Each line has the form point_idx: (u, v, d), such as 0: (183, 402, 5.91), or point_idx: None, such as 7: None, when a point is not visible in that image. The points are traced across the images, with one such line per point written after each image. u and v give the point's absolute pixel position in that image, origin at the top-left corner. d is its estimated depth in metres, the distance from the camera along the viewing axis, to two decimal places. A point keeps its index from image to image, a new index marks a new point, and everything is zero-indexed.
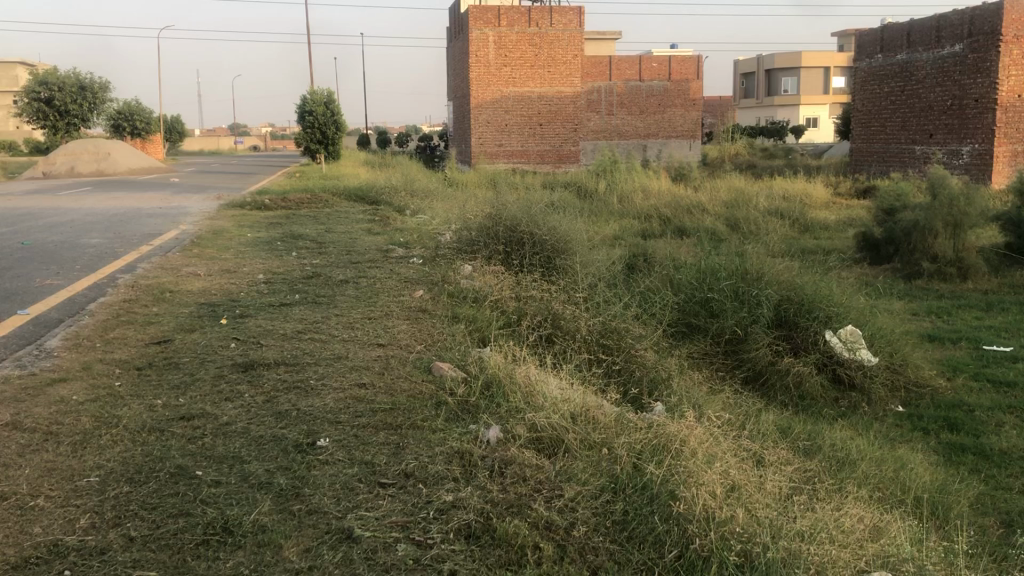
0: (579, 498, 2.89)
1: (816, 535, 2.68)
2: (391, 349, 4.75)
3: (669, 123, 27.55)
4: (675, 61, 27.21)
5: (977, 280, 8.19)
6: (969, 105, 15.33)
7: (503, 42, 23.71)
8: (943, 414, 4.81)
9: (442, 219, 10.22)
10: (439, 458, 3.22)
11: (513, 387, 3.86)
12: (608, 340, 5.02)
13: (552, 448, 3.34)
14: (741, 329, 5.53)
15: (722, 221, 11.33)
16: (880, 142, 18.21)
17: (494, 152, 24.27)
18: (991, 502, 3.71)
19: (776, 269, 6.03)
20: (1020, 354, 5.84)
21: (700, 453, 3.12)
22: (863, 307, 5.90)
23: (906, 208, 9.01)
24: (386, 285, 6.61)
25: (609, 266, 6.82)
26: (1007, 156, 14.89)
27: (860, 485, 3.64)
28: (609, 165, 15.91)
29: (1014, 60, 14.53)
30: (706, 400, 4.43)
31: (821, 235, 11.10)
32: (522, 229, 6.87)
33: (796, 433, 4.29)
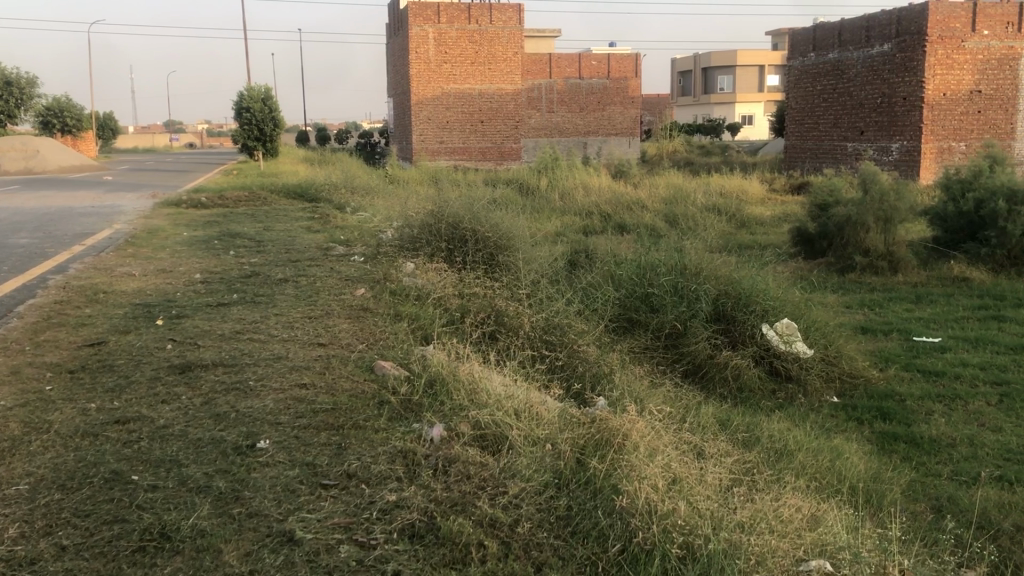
0: (523, 495, 2.90)
1: (756, 525, 2.73)
2: (332, 348, 4.70)
3: (609, 121, 27.81)
4: (614, 59, 27.51)
5: (907, 272, 8.42)
6: (897, 104, 15.77)
7: (443, 38, 23.61)
8: (876, 405, 4.93)
9: (384, 216, 10.17)
10: (382, 458, 3.21)
11: (456, 385, 3.85)
12: (551, 336, 5.04)
13: (495, 445, 3.34)
14: (681, 323, 5.60)
15: (661, 217, 11.47)
16: (813, 139, 18.60)
17: (435, 148, 24.18)
18: (922, 488, 3.83)
19: (714, 264, 6.11)
20: (948, 345, 6.03)
21: (643, 446, 3.15)
22: (798, 300, 6.02)
23: (838, 203, 9.21)
24: (326, 284, 6.54)
25: (551, 262, 6.83)
26: (934, 153, 15.38)
27: (798, 476, 3.72)
28: (551, 163, 15.96)
29: (939, 60, 15.05)
30: (647, 394, 4.48)
31: (757, 231, 11.29)
32: (465, 226, 6.86)
33: (735, 425, 4.36)
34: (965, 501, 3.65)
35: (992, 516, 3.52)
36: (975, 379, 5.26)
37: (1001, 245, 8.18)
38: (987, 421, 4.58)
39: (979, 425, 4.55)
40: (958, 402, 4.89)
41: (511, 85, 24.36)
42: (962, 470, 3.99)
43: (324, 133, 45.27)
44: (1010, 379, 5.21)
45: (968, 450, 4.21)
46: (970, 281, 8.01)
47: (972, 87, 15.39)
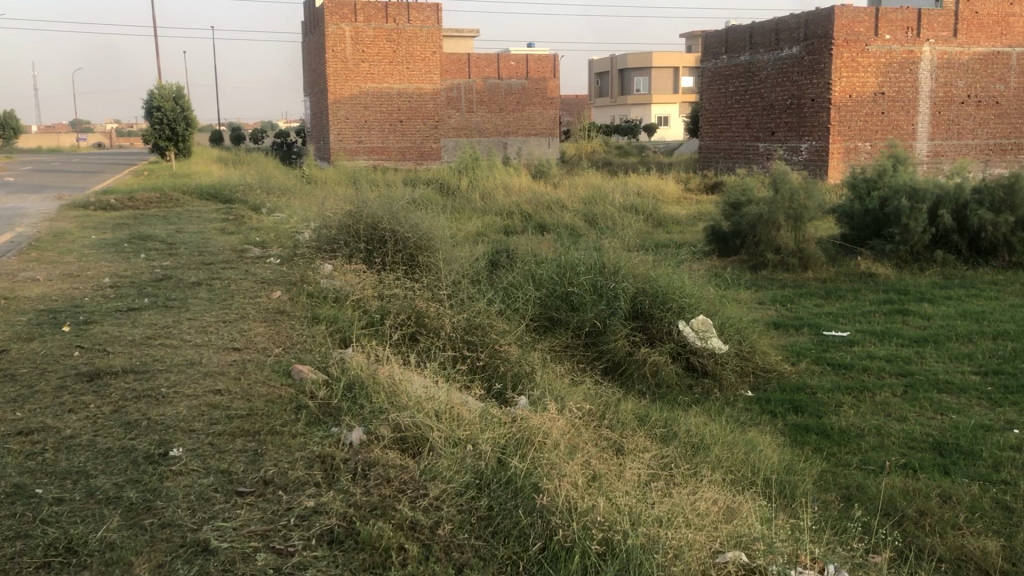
0: (443, 496, 2.88)
1: (674, 519, 2.76)
2: (248, 352, 4.61)
3: (528, 121, 27.98)
4: (532, 60, 27.60)
5: (817, 268, 8.67)
6: (806, 105, 16.24)
7: (360, 37, 23.36)
8: (789, 397, 5.08)
9: (300, 217, 10.00)
10: (300, 463, 3.16)
11: (376, 387, 3.81)
12: (472, 336, 5.02)
13: (416, 447, 3.32)
14: (600, 321, 5.66)
15: (580, 217, 11.57)
16: (726, 140, 19.01)
17: (353, 148, 23.87)
18: (833, 478, 3.95)
19: (632, 262, 6.18)
20: (856, 338, 6.24)
21: (563, 444, 3.17)
22: (713, 297, 6.16)
23: (751, 201, 9.44)
24: (240, 287, 6.41)
25: (471, 262, 6.81)
26: (841, 153, 15.89)
27: (714, 469, 3.79)
28: (470, 163, 15.94)
29: (845, 62, 15.57)
30: (568, 391, 4.51)
31: (674, 230, 11.49)
32: (383, 226, 6.81)
33: (653, 420, 4.43)
34: (872, 489, 3.78)
35: (898, 502, 3.66)
36: (882, 370, 5.47)
37: (905, 241, 8.51)
38: (893, 412, 4.76)
39: (886, 415, 4.72)
40: (866, 393, 5.06)
41: (430, 85, 24.29)
42: (870, 460, 4.14)
43: (240, 131, 44.30)
44: (913, 370, 5.43)
45: (875, 440, 4.37)
46: (876, 276, 8.31)
47: (875, 90, 15.97)
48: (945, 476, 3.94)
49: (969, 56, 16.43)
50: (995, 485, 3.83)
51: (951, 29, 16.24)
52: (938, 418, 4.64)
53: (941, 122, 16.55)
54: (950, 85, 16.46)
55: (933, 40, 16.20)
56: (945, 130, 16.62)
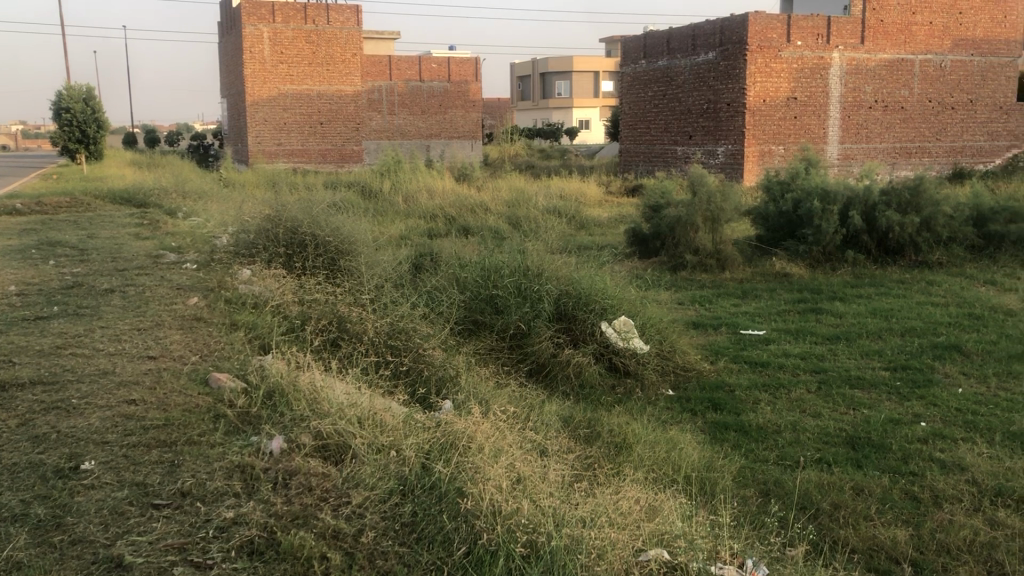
0: (366, 504, 2.85)
1: (596, 519, 2.79)
2: (163, 361, 4.49)
3: (450, 124, 27.97)
4: (454, 63, 27.55)
5: (734, 269, 8.87)
6: (722, 109, 16.60)
7: (278, 38, 22.99)
8: (708, 396, 5.18)
9: (217, 221, 9.78)
10: (218, 474, 3.09)
11: (297, 395, 3.74)
12: (395, 341, 4.97)
13: (338, 455, 3.27)
14: (524, 324, 5.67)
15: (503, 220, 11.60)
16: (645, 143, 19.29)
17: (272, 151, 23.45)
18: (752, 474, 4.04)
19: (555, 265, 6.20)
20: (772, 337, 6.40)
21: (487, 447, 3.16)
22: (634, 298, 6.24)
23: (670, 204, 9.61)
24: (155, 293, 6.25)
25: (394, 265, 6.75)
26: (756, 156, 16.29)
27: (637, 469, 3.85)
28: (393, 165, 15.83)
29: (758, 67, 15.97)
30: (492, 395, 4.51)
31: (596, 233, 11.61)
32: (303, 230, 6.72)
33: (577, 421, 4.46)
34: (789, 484, 3.88)
35: (813, 496, 3.76)
36: (797, 368, 5.63)
37: (818, 242, 8.77)
38: (807, 407, 4.90)
39: (801, 411, 4.86)
40: (782, 391, 5.20)
41: (351, 87, 24.10)
42: (788, 455, 4.25)
43: (153, 134, 43.11)
44: (827, 367, 5.60)
45: (792, 436, 4.49)
46: (791, 276, 8.53)
47: (788, 94, 16.42)
48: (858, 469, 4.07)
49: (875, 63, 17.05)
50: (903, 476, 3.98)
51: (859, 36, 16.82)
52: (850, 413, 4.80)
53: (850, 126, 17.13)
54: (858, 90, 17.05)
55: (843, 47, 16.74)
56: (854, 134, 17.20)
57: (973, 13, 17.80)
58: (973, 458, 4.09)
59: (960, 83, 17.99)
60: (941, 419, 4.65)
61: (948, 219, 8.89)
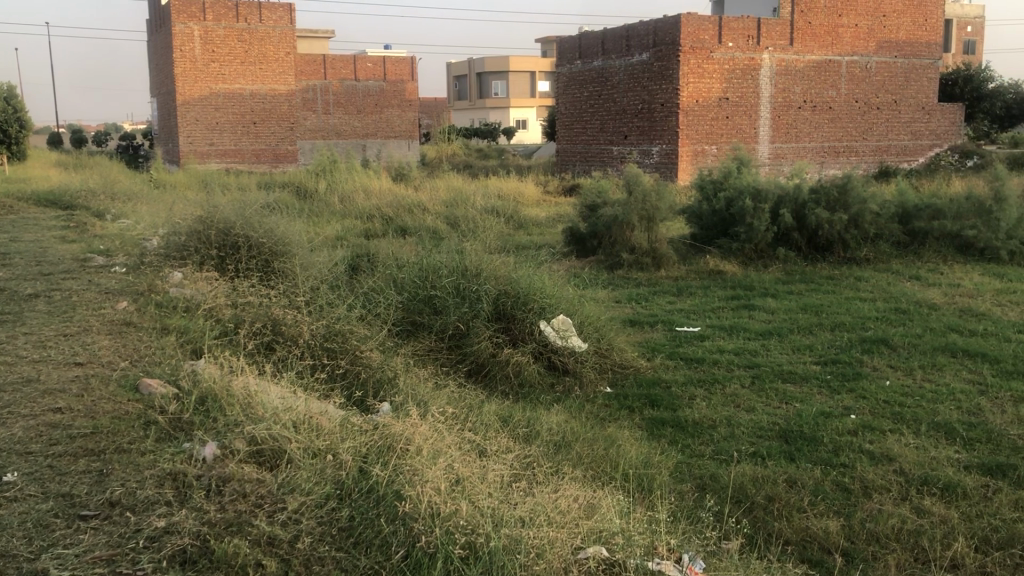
0: (302, 509, 2.80)
1: (535, 518, 2.80)
2: (91, 367, 4.37)
3: (387, 123, 27.80)
4: (389, 62, 27.38)
5: (669, 267, 8.94)
6: (656, 110, 16.79)
7: (209, 37, 22.55)
8: (645, 392, 5.23)
9: (148, 222, 9.57)
10: (148, 482, 3.02)
11: (230, 399, 3.65)
12: (332, 343, 4.92)
13: (273, 460, 3.22)
14: (463, 324, 5.64)
15: (441, 220, 11.57)
16: (582, 143, 19.42)
17: (204, 151, 22.99)
18: (689, 469, 4.09)
19: (493, 264, 6.18)
20: (707, 334, 6.50)
21: (425, 448, 3.12)
22: (572, 297, 6.27)
23: (606, 204, 9.69)
24: (82, 298, 6.09)
25: (331, 266, 6.66)
26: (689, 155, 16.52)
27: (576, 467, 3.86)
28: (328, 165, 15.65)
29: (691, 68, 16.20)
30: (431, 396, 4.49)
31: (534, 232, 11.66)
32: (236, 232, 6.59)
33: (516, 420, 4.45)
34: (724, 478, 3.94)
35: (748, 490, 3.83)
36: (732, 363, 5.72)
37: (749, 240, 8.95)
38: (742, 402, 4.99)
39: (735, 406, 4.94)
40: (717, 386, 5.29)
41: (284, 86, 23.84)
42: (723, 450, 4.31)
43: (80, 133, 42.01)
44: (760, 362, 5.71)
45: (727, 430, 4.56)
46: (725, 272, 8.67)
47: (720, 95, 16.67)
48: (791, 462, 4.15)
49: (804, 64, 17.45)
50: (834, 468, 4.07)
51: (788, 38, 17.18)
52: (782, 407, 4.90)
53: (780, 126, 17.49)
54: (788, 91, 17.42)
55: (772, 48, 17.08)
56: (785, 134, 17.57)
57: (896, 16, 18.35)
58: (900, 449, 4.21)
59: (884, 84, 18.52)
60: (871, 412, 4.78)
61: (874, 216, 9.14)
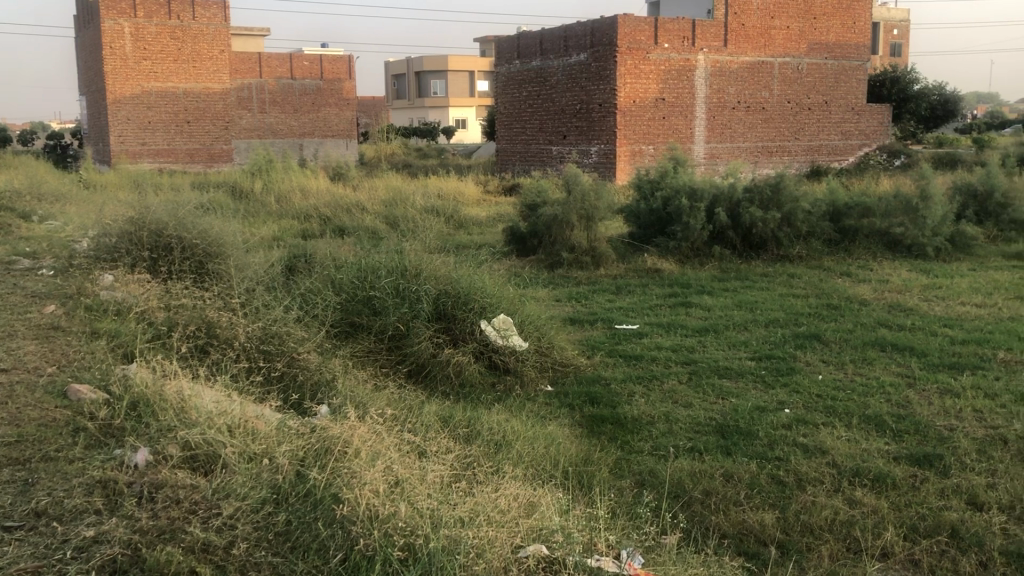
0: (238, 514, 2.74)
1: (475, 519, 2.79)
2: (16, 374, 4.24)
3: (324, 122, 27.50)
4: (326, 60, 27.08)
5: (608, 266, 9.02)
6: (594, 110, 16.90)
7: (141, 34, 22.02)
8: (585, 390, 5.27)
9: (77, 224, 9.30)
10: (76, 491, 2.94)
11: (163, 404, 3.57)
12: (268, 346, 4.84)
13: (207, 466, 3.15)
14: (403, 324, 5.60)
15: (380, 220, 11.49)
16: (521, 143, 19.47)
17: (136, 151, 22.45)
18: (629, 466, 4.14)
19: (433, 263, 6.13)
20: (645, 330, 6.58)
21: (364, 452, 3.08)
22: (512, 295, 6.27)
23: (546, 203, 9.74)
24: (8, 302, 5.90)
25: (267, 268, 6.56)
26: (627, 155, 16.67)
27: (516, 465, 3.86)
28: (264, 165, 15.41)
29: (628, 69, 16.35)
30: (369, 398, 4.47)
31: (474, 232, 11.62)
32: (169, 234, 6.45)
33: (457, 420, 4.44)
34: (663, 473, 3.99)
35: (685, 485, 3.88)
36: (670, 360, 5.80)
37: (686, 238, 9.09)
38: (679, 398, 5.06)
39: (674, 402, 5.00)
40: (655, 382, 5.36)
41: (218, 85, 23.45)
42: (661, 445, 4.37)
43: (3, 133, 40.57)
44: (697, 358, 5.80)
45: (665, 426, 4.62)
46: (663, 270, 8.78)
47: (657, 95, 16.86)
48: (728, 456, 4.22)
49: (738, 65, 17.75)
50: (769, 461, 4.15)
51: (722, 39, 17.45)
52: (719, 402, 4.98)
53: (714, 126, 17.77)
54: (722, 91, 17.70)
55: (707, 49, 17.34)
56: (720, 134, 17.86)
57: (826, 18, 18.80)
58: (832, 441, 4.31)
59: (815, 85, 18.94)
60: (804, 406, 4.88)
61: (806, 214, 9.35)
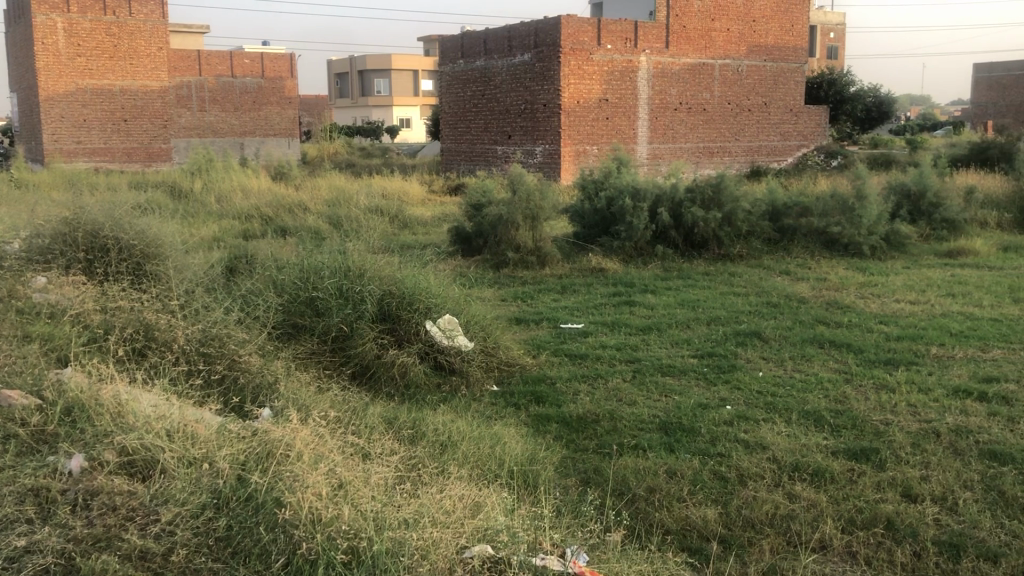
0: (177, 520, 2.70)
1: (419, 520, 2.78)
2: None
3: (265, 121, 27.14)
4: (268, 58, 26.77)
5: (553, 265, 9.05)
6: (539, 110, 16.94)
7: (75, 30, 21.46)
8: (531, 390, 5.28)
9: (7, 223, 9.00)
10: (7, 499, 2.86)
11: (99, 409, 3.48)
12: (209, 348, 4.76)
13: (145, 471, 3.09)
14: (347, 326, 5.56)
15: (323, 220, 11.37)
16: (466, 143, 19.44)
17: (71, 150, 21.86)
18: (574, 464, 4.16)
19: (377, 263, 6.08)
20: (590, 329, 6.62)
21: (306, 455, 3.05)
22: (458, 296, 6.26)
23: (491, 203, 9.74)
24: None
25: (207, 269, 6.44)
26: (571, 155, 16.74)
27: (461, 466, 3.85)
28: (204, 164, 15.13)
29: (572, 70, 16.43)
30: (313, 400, 4.42)
31: (419, 232, 11.57)
32: (105, 234, 6.29)
33: (402, 422, 4.41)
34: (607, 472, 4.02)
35: (629, 482, 3.91)
36: (614, 358, 5.84)
37: (630, 238, 9.18)
38: (624, 396, 5.11)
39: (618, 400, 5.04)
40: (600, 381, 5.40)
41: (156, 83, 22.97)
42: (605, 444, 4.40)
43: None
44: (641, 356, 5.85)
45: (610, 424, 4.65)
46: (607, 269, 8.85)
47: (601, 96, 16.98)
48: (671, 453, 4.27)
49: (679, 66, 17.97)
50: (712, 458, 4.21)
51: (664, 41, 17.65)
52: (662, 399, 5.03)
53: (657, 127, 17.96)
54: (664, 93, 17.90)
55: (650, 51, 17.51)
56: (662, 135, 18.05)
57: (765, 21, 19.14)
58: (773, 437, 4.38)
59: (755, 87, 19.28)
60: (745, 402, 4.96)
61: (747, 214, 9.52)
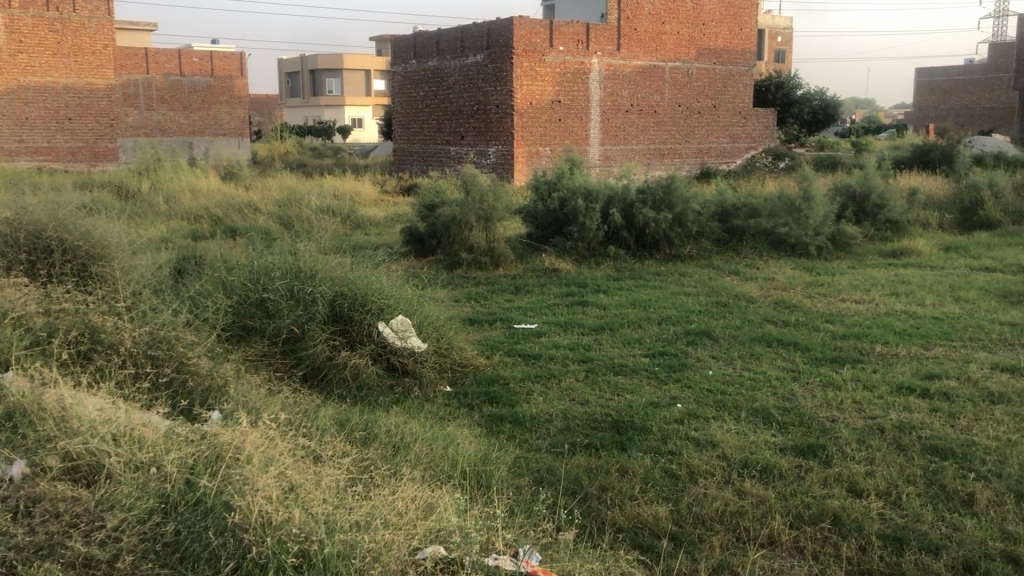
0: (123, 526, 2.65)
1: (371, 522, 2.78)
2: None
3: (215, 120, 26.78)
4: (217, 57, 26.45)
5: (506, 266, 9.05)
6: (491, 111, 16.95)
7: (17, 26, 20.96)
8: (484, 390, 5.29)
9: None
10: None
11: (42, 414, 3.40)
12: (156, 351, 4.69)
13: (91, 476, 3.03)
14: (298, 327, 5.51)
15: (274, 220, 11.26)
16: (419, 143, 19.38)
17: (13, 148, 21.32)
18: (527, 463, 4.18)
19: (330, 263, 6.04)
20: (543, 330, 6.64)
21: (256, 458, 3.01)
22: (411, 296, 6.23)
23: (444, 203, 9.73)
24: None
25: (155, 270, 6.33)
26: (524, 156, 16.77)
27: (414, 467, 3.84)
28: (152, 164, 14.87)
29: (524, 71, 16.46)
30: (263, 403, 4.38)
31: (372, 232, 11.51)
32: (49, 235, 6.15)
33: (354, 424, 4.38)
34: (560, 471, 4.05)
35: (581, 482, 3.94)
36: (567, 358, 5.87)
37: (582, 238, 9.24)
38: (576, 395, 5.14)
39: (570, 399, 5.08)
40: (553, 380, 5.42)
41: (102, 81, 22.53)
42: (557, 443, 4.42)
43: None
44: (593, 356, 5.89)
45: (562, 424, 4.67)
46: (560, 269, 8.89)
47: (553, 97, 17.04)
48: (623, 452, 4.30)
49: (630, 69, 18.13)
50: (663, 456, 4.25)
51: (615, 43, 17.78)
52: (615, 398, 5.07)
53: (609, 128, 18.08)
54: (615, 94, 18.04)
55: (601, 53, 17.63)
56: (614, 136, 18.18)
57: (714, 25, 19.40)
58: (722, 435, 4.45)
59: (704, 89, 19.52)
60: (695, 400, 5.03)
61: (697, 215, 9.65)
